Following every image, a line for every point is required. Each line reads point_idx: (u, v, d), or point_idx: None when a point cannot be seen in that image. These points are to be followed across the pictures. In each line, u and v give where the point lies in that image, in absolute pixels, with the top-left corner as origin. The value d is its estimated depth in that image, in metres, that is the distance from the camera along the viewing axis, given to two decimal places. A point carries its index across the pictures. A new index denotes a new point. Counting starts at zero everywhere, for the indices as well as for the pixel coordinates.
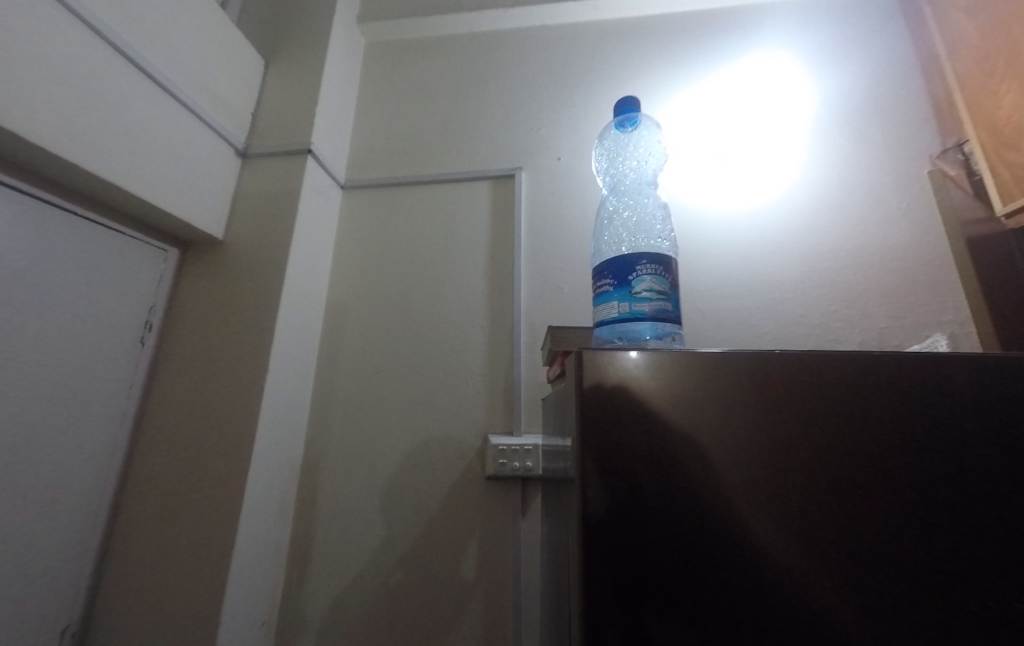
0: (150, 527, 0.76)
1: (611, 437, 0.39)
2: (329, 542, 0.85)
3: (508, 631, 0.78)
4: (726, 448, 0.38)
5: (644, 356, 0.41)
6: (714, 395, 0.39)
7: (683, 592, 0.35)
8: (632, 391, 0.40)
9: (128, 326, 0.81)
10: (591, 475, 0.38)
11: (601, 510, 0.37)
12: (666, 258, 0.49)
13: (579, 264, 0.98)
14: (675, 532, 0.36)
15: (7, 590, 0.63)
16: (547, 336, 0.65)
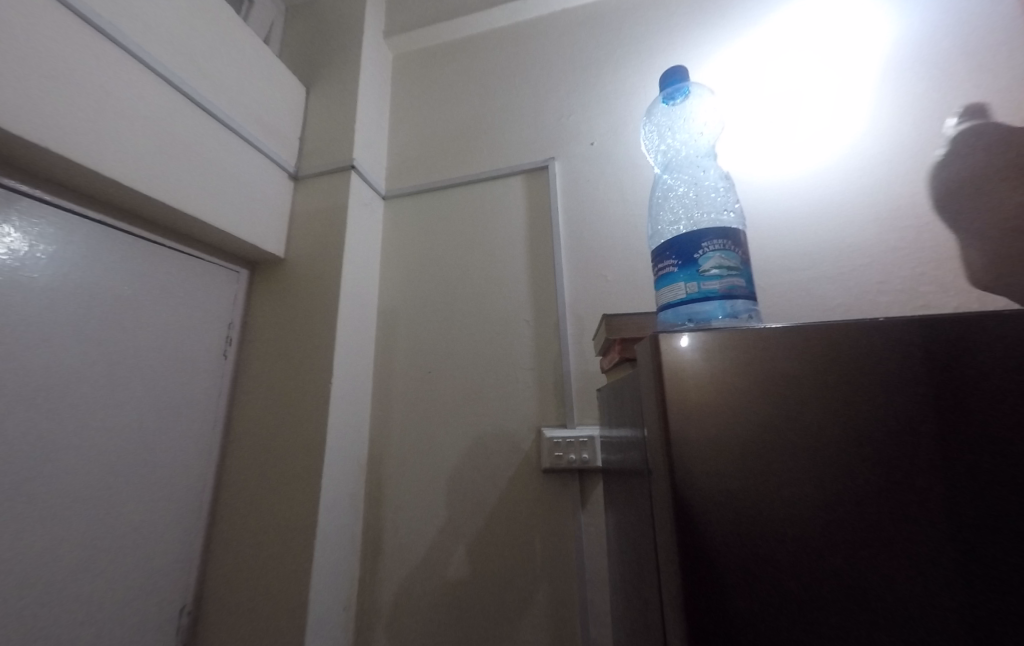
0: (243, 520, 0.84)
1: (699, 423, 0.36)
2: (398, 533, 0.90)
3: (577, 620, 0.78)
4: (832, 439, 0.34)
5: (725, 341, 0.37)
6: (811, 375, 0.35)
7: (795, 589, 0.32)
8: (717, 373, 0.36)
9: (213, 341, 0.90)
10: (681, 475, 0.35)
11: (696, 514, 0.34)
12: (734, 233, 0.47)
13: (622, 249, 0.96)
14: (781, 536, 0.33)
15: (134, 576, 0.72)
16: (601, 323, 0.64)
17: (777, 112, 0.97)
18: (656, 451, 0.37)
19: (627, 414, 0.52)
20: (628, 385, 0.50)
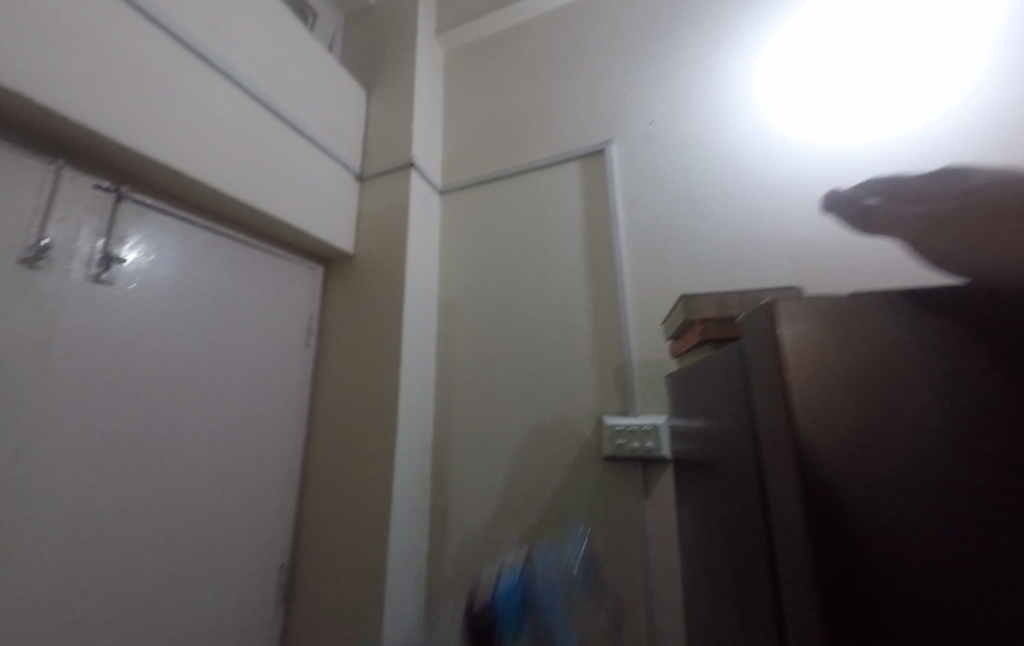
0: (327, 493, 0.93)
1: (826, 399, 0.33)
2: (462, 512, 0.94)
3: (643, 611, 0.78)
4: (993, 419, 0.29)
5: (854, 319, 0.34)
6: (959, 347, 0.31)
7: (952, 585, 0.28)
8: (842, 344, 0.34)
9: (297, 332, 0.99)
10: (811, 469, 0.32)
11: (827, 497, 0.31)
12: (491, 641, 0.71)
13: (694, 231, 0.91)
14: (935, 532, 0.29)
15: (243, 537, 0.83)
16: (676, 305, 0.62)
17: (873, 68, 0.86)
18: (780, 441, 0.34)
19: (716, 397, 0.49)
20: (721, 368, 0.48)
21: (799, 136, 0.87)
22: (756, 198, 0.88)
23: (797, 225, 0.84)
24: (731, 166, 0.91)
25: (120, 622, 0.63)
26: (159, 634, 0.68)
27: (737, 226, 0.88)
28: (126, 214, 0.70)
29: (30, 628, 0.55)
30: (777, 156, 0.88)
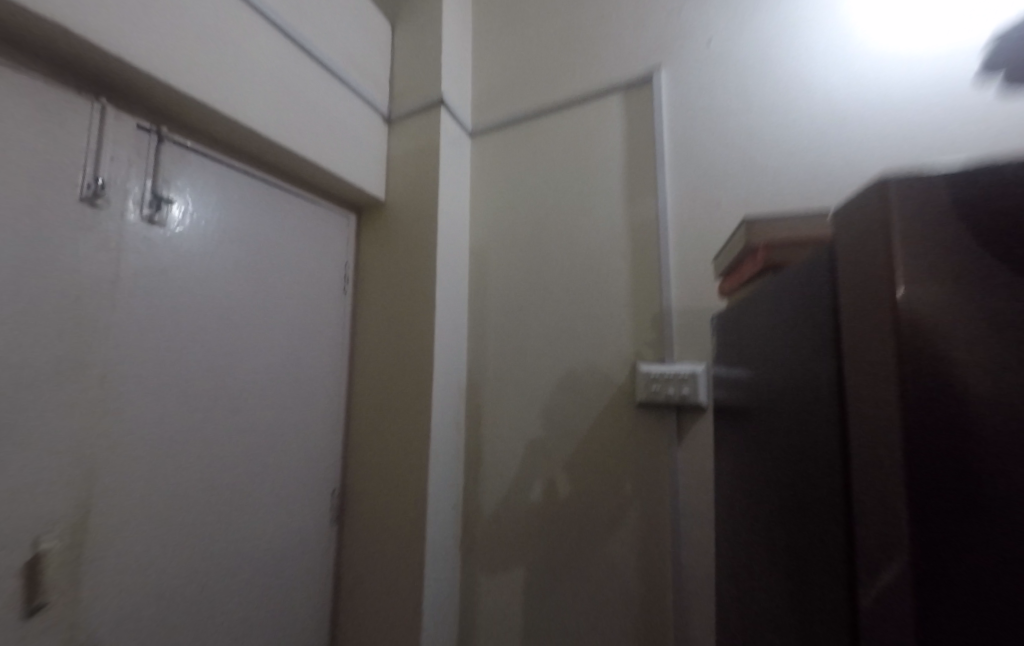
0: (370, 430, 0.99)
1: (950, 297, 0.26)
2: (495, 451, 0.99)
3: (669, 549, 0.81)
4: None
5: (992, 206, 0.26)
6: None
7: None
8: (983, 226, 0.26)
9: (334, 279, 1.02)
10: (916, 380, 0.26)
11: (934, 414, 0.26)
12: None
13: (810, 158, 0.79)
14: None
15: (299, 466, 0.91)
16: (736, 230, 0.53)
17: None
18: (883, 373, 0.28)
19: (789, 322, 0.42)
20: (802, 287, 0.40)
21: (889, 58, 0.77)
22: (881, 114, 0.76)
23: (935, 140, 0.73)
24: (847, 76, 0.79)
25: (204, 531, 0.72)
26: (237, 542, 0.78)
27: (859, 148, 0.77)
28: (169, 157, 0.71)
29: (135, 530, 0.63)
30: (847, 84, 0.79)
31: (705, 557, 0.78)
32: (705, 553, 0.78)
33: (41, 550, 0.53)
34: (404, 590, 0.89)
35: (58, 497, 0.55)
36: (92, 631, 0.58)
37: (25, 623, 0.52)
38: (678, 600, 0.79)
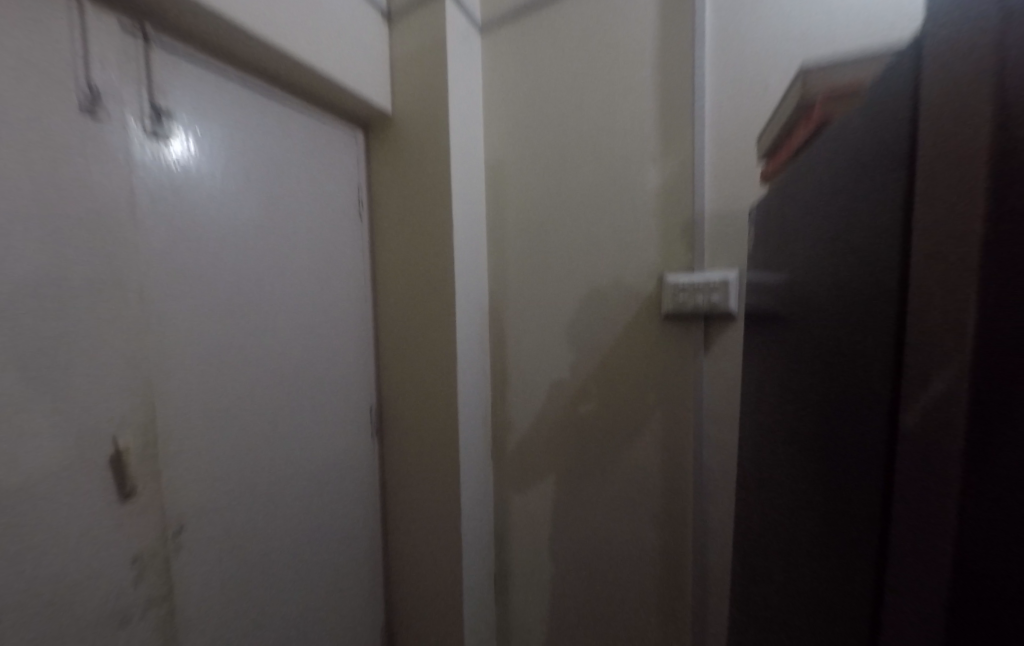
0: (400, 351, 1.04)
1: None
2: (521, 368, 1.02)
3: (690, 453, 0.85)
4: None
5: None
6: None
7: None
8: None
9: (349, 203, 0.99)
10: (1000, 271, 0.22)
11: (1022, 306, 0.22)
12: None
13: (864, 3, 0.69)
14: None
15: (336, 384, 0.97)
16: (791, 84, 0.45)
17: None
18: (955, 281, 0.24)
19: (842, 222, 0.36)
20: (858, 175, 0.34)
21: None
22: None
23: None
24: None
25: (259, 439, 0.80)
26: (291, 449, 0.86)
27: None
28: (160, 63, 0.65)
29: (198, 437, 0.70)
30: None
31: (727, 458, 0.82)
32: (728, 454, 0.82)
33: (121, 445, 0.60)
34: (444, 490, 0.99)
35: (126, 399, 0.61)
36: (180, 515, 0.67)
37: (123, 505, 0.60)
38: (699, 497, 0.84)
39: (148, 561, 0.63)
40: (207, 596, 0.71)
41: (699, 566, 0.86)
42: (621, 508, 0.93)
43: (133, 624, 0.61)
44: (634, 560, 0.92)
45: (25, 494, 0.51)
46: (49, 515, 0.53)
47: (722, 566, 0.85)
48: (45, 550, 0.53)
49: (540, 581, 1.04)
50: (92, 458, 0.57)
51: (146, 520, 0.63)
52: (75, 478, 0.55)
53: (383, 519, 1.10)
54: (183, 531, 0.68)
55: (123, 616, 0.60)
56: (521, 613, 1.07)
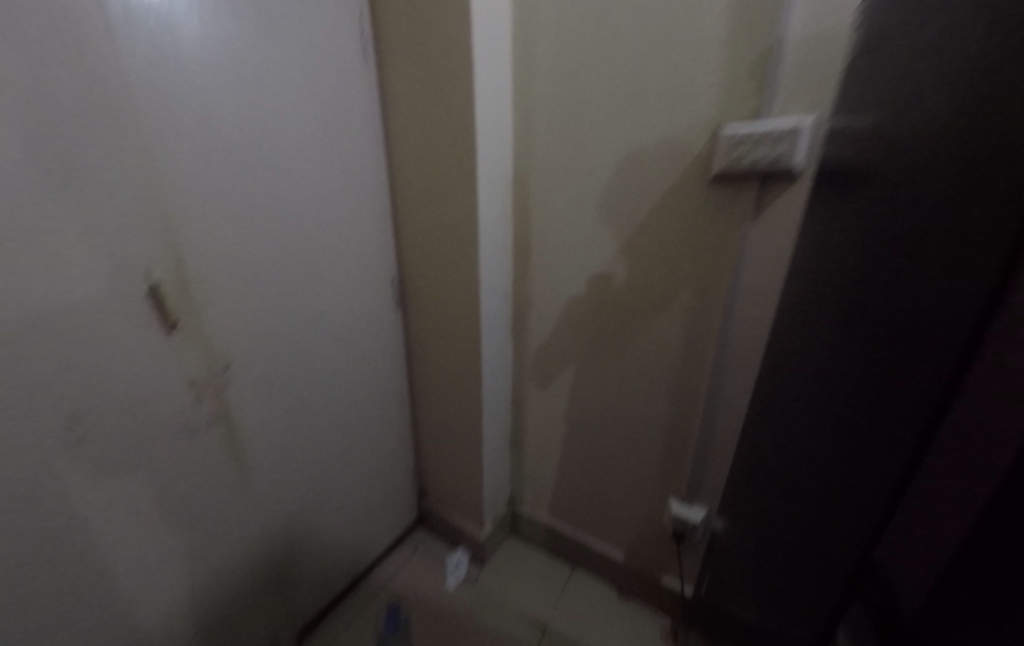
0: (420, 218, 1.01)
1: None
2: (546, 239, 0.99)
3: (718, 327, 0.82)
4: None
5: None
6: None
7: None
8: None
9: (351, 34, 0.84)
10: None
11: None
12: None
13: None
14: None
15: (359, 247, 0.98)
16: None
17: None
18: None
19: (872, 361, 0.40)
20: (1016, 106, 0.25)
21: None
22: None
23: None
24: None
25: (293, 293, 0.86)
26: (322, 305, 0.93)
27: None
28: None
29: (236, 286, 0.76)
30: None
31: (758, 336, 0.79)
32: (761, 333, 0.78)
33: (155, 281, 0.64)
34: (467, 353, 1.08)
35: (150, 243, 0.63)
36: (224, 355, 0.76)
37: (170, 337, 0.68)
38: (718, 369, 0.85)
39: (203, 387, 0.74)
40: (267, 419, 0.86)
41: (704, 430, 0.91)
42: (632, 377, 0.98)
43: (202, 434, 0.76)
44: (637, 421, 1.02)
45: (87, 318, 0.59)
46: (104, 332, 0.61)
47: (724, 434, 0.89)
48: (114, 370, 0.62)
49: (551, 430, 1.21)
50: (130, 295, 0.62)
51: (193, 351, 0.71)
52: (119, 310, 0.61)
53: (412, 372, 1.26)
54: (231, 368, 0.78)
55: (192, 428, 0.74)
56: (531, 450, 1.30)
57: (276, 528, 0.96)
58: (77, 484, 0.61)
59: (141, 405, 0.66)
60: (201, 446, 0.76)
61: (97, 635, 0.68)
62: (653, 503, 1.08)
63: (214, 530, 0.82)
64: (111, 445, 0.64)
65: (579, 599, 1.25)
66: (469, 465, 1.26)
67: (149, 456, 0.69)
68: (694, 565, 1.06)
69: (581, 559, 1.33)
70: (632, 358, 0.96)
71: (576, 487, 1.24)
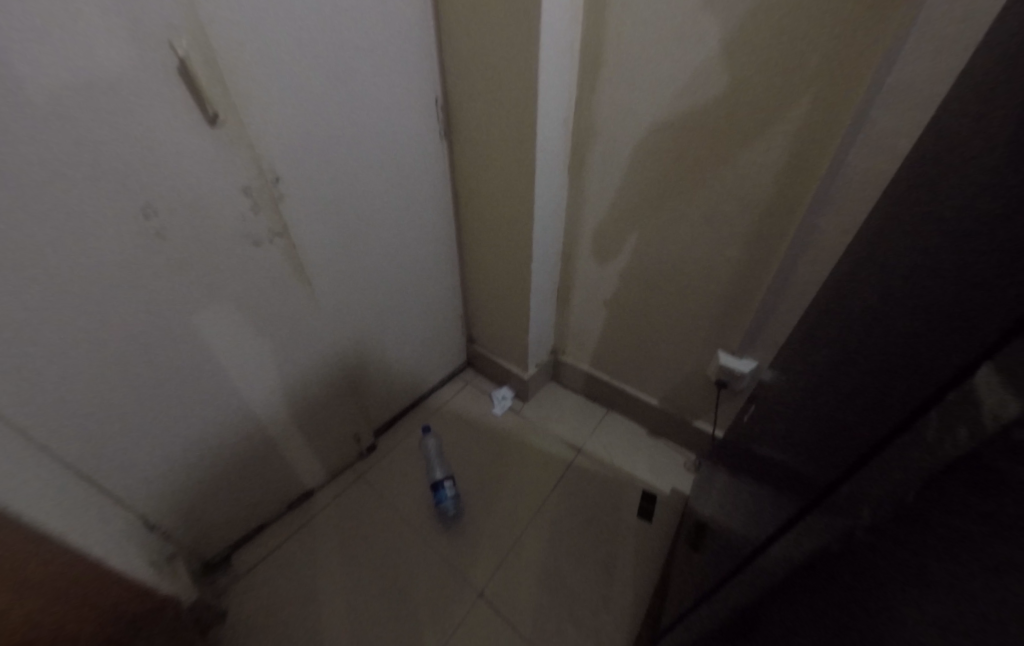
0: (469, 11, 0.82)
1: None
2: (623, 40, 0.79)
3: (837, 146, 0.66)
4: None
5: None
6: None
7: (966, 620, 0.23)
8: None
9: None
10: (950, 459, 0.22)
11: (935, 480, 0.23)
12: (441, 481, 1.17)
13: None
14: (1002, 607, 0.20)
15: (395, 52, 0.83)
16: None
17: None
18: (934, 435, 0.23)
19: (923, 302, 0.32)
20: None
21: None
22: None
23: None
24: None
25: (332, 108, 0.78)
26: (369, 126, 0.86)
27: None
28: None
29: (264, 85, 0.67)
30: None
31: (883, 154, 0.63)
32: (889, 149, 0.62)
33: (183, 55, 0.57)
34: (518, 186, 1.00)
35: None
36: (272, 164, 0.73)
37: (214, 130, 0.64)
38: (817, 200, 0.72)
39: (258, 195, 0.74)
40: (324, 242, 0.88)
41: (779, 275, 0.83)
42: (708, 217, 0.88)
43: (266, 245, 0.79)
44: (702, 266, 0.95)
45: (120, 92, 0.55)
46: (145, 117, 0.58)
47: (802, 281, 0.82)
48: (167, 161, 0.62)
49: (602, 279, 1.17)
50: (160, 71, 0.56)
51: (241, 151, 0.69)
52: (153, 89, 0.57)
53: (458, 213, 1.22)
54: (281, 181, 0.76)
55: (255, 237, 0.76)
56: (577, 301, 1.29)
57: (344, 347, 1.07)
58: (163, 272, 0.67)
59: (202, 204, 0.67)
60: (267, 257, 0.80)
61: (214, 403, 0.84)
62: (697, 356, 1.09)
63: (292, 337, 0.92)
64: (184, 240, 0.68)
65: (611, 432, 1.39)
66: (515, 311, 1.29)
67: (221, 257, 0.73)
68: (730, 409, 1.10)
69: (617, 403, 1.42)
70: (713, 194, 0.84)
71: (620, 338, 1.25)
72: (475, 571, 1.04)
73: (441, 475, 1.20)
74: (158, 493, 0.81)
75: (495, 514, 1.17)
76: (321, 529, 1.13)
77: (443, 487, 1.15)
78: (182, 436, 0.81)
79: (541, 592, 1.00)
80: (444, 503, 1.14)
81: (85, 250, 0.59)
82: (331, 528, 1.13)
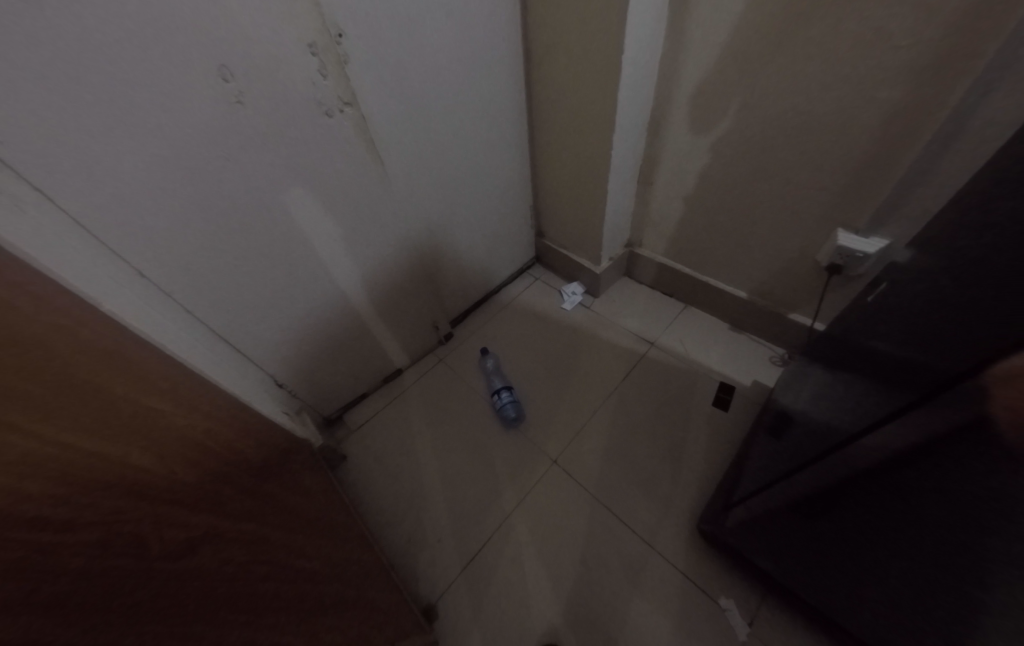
0: None
1: None
2: None
3: None
4: None
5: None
6: None
7: None
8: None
9: None
10: None
11: None
12: (499, 391, 1.22)
13: None
14: None
15: None
16: None
17: None
18: None
19: (993, 231, 0.33)
20: None
21: None
22: None
23: None
24: None
25: None
26: None
27: None
28: None
29: None
30: None
31: None
32: None
33: None
34: (600, 28, 0.84)
35: None
36: (334, 15, 0.67)
37: None
38: None
39: (323, 54, 0.69)
40: (391, 115, 0.84)
41: (952, 117, 0.64)
42: (857, 45, 0.68)
43: (337, 116, 0.77)
44: (836, 120, 0.77)
45: None
46: None
47: (980, 129, 0.63)
48: (227, 10, 0.58)
49: (694, 152, 1.01)
50: None
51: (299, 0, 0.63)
52: None
53: (529, 78, 1.08)
54: (345, 38, 0.70)
55: (326, 107, 0.74)
56: (661, 182, 1.14)
57: (418, 236, 1.08)
58: (248, 145, 0.69)
59: (272, 65, 0.65)
60: (338, 129, 0.78)
61: (311, 282, 0.91)
62: (806, 238, 0.95)
63: (369, 221, 0.94)
64: (262, 110, 0.67)
65: (688, 327, 1.33)
66: (589, 196, 1.18)
67: (294, 128, 0.72)
68: (838, 299, 0.98)
69: (696, 298, 1.33)
70: (878, 1, 0.63)
71: (709, 223, 1.12)
72: (549, 443, 1.14)
73: (500, 384, 1.25)
74: (279, 359, 0.95)
75: (566, 397, 1.23)
76: (411, 402, 1.27)
77: (499, 396, 1.20)
78: (290, 311, 0.91)
79: (611, 464, 1.07)
80: (507, 407, 1.18)
81: (175, 116, 0.60)
82: (419, 402, 1.27)
